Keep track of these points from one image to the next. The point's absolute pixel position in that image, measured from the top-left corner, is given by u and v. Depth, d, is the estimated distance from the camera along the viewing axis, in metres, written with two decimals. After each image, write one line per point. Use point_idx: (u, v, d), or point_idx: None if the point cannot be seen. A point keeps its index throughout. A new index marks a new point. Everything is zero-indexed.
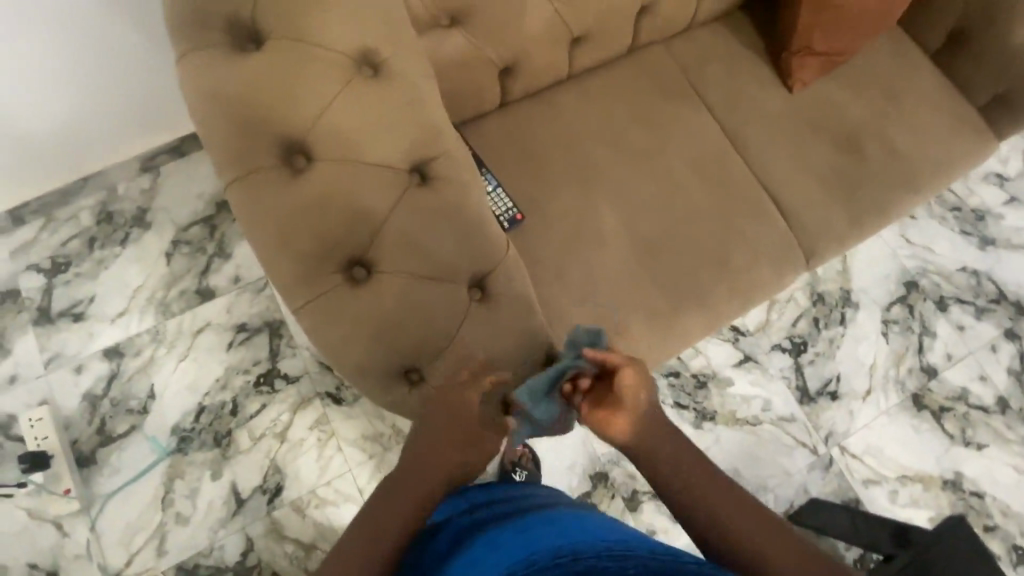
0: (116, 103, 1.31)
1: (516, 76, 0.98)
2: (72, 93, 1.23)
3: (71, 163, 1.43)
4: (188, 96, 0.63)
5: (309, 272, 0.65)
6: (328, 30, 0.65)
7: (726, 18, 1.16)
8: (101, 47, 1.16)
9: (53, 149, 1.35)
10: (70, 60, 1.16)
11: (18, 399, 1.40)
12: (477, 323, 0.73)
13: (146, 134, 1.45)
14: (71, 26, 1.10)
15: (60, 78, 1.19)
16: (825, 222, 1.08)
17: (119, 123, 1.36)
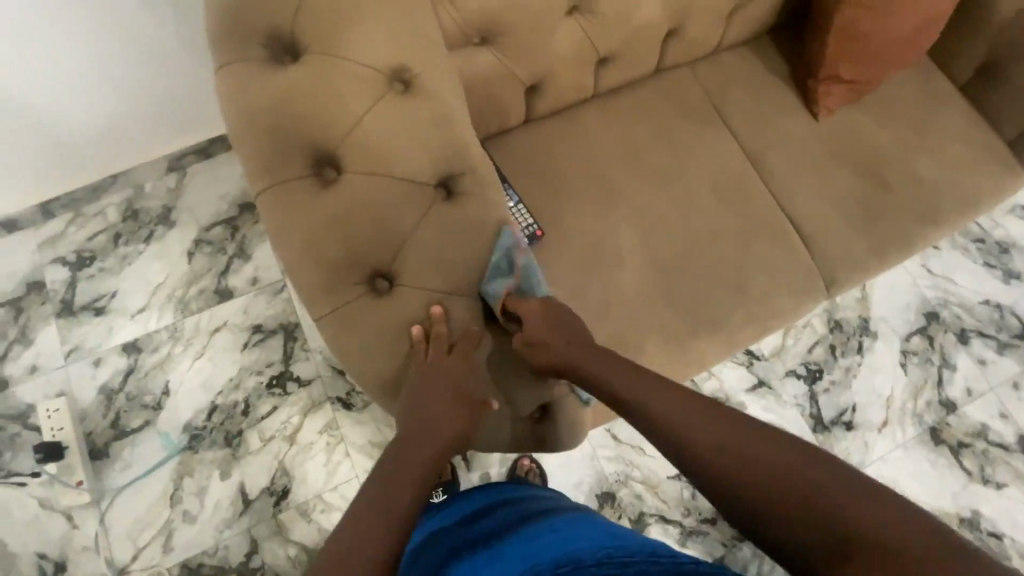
0: (153, 105, 1.35)
1: (541, 93, 0.99)
2: (112, 94, 1.27)
3: (106, 160, 1.47)
4: (224, 105, 0.65)
5: (331, 282, 0.66)
6: (363, 46, 0.66)
7: (753, 43, 1.17)
8: (142, 51, 1.20)
9: (90, 146, 1.39)
10: (112, 63, 1.20)
11: (37, 389, 1.42)
12: (494, 339, 0.74)
13: (179, 135, 1.49)
14: (114, 30, 1.14)
15: (102, 80, 1.23)
16: (847, 250, 1.07)
17: (150, 123, 1.40)
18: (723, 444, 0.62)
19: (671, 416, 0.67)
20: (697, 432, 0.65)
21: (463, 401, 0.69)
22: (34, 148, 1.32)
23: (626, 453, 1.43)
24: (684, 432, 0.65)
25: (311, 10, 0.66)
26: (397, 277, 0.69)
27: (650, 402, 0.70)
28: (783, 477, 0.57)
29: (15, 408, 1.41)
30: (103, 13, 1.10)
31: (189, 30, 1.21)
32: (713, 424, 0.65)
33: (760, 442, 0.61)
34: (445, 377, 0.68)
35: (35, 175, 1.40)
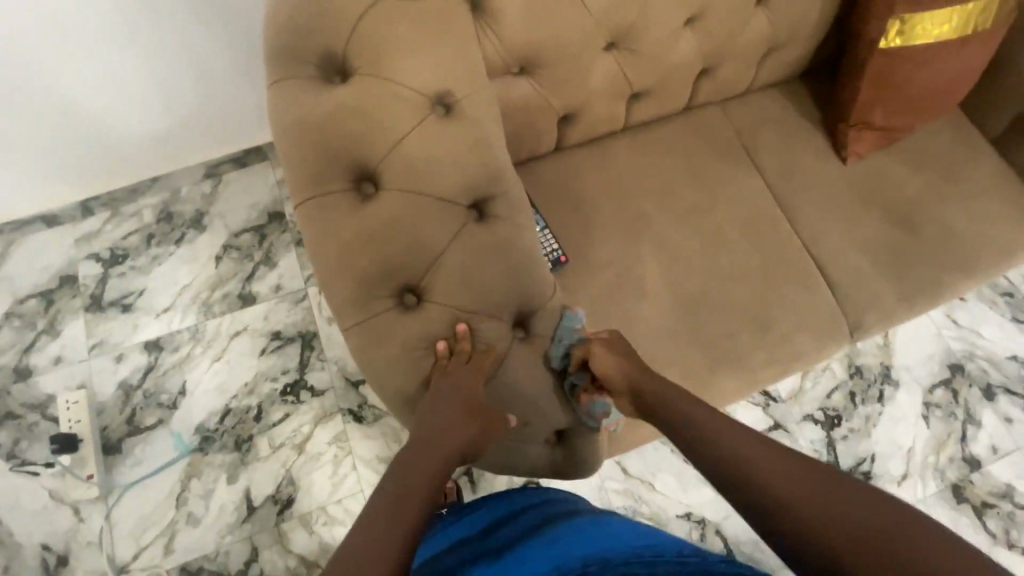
0: (197, 115, 1.42)
1: (574, 124, 1.01)
2: (157, 100, 1.34)
3: (143, 164, 1.52)
4: (275, 119, 0.68)
5: (361, 293, 0.68)
6: (410, 71, 0.69)
7: (784, 87, 1.18)
8: (191, 61, 1.27)
9: (129, 149, 1.44)
10: (162, 71, 1.27)
11: (59, 380, 1.45)
12: (516, 361, 0.75)
13: (217, 144, 1.55)
14: (167, 42, 1.21)
15: (148, 85, 1.29)
16: (873, 296, 1.06)
17: (191, 133, 1.47)
18: (778, 472, 0.63)
19: (725, 442, 0.69)
20: (750, 460, 0.66)
21: (478, 415, 0.69)
22: (75, 148, 1.37)
23: (636, 487, 1.41)
24: (738, 458, 0.67)
25: (364, 34, 0.69)
26: (424, 293, 0.71)
27: (705, 428, 0.72)
28: (838, 509, 0.57)
29: (36, 398, 1.43)
30: (158, 23, 1.17)
31: (238, 44, 1.28)
32: (770, 455, 0.66)
33: (816, 475, 0.62)
34: (461, 393, 0.68)
35: (76, 175, 1.46)
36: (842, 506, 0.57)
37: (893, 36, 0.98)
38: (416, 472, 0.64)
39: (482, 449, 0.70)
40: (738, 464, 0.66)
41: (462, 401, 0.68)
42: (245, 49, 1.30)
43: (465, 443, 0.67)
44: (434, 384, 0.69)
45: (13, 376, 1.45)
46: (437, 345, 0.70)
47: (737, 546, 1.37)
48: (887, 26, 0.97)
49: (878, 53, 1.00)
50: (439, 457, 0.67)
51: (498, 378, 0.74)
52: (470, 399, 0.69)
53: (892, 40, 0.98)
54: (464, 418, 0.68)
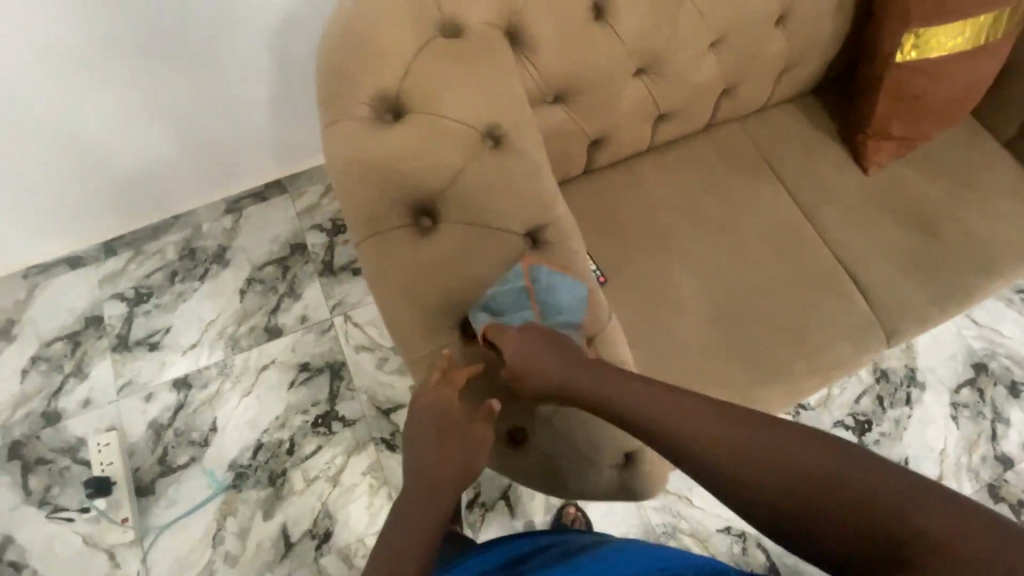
0: (209, 147, 1.42)
1: (603, 148, 1.03)
2: (163, 112, 1.29)
3: (145, 186, 1.45)
4: (334, 160, 0.70)
5: (424, 325, 0.69)
6: (460, 107, 0.71)
7: (800, 101, 1.22)
8: (198, 91, 1.27)
9: (130, 166, 1.38)
10: (170, 75, 1.22)
11: (89, 423, 1.44)
12: None
13: (224, 164, 1.50)
14: (176, 73, 1.22)
15: (154, 92, 1.24)
16: (906, 302, 1.07)
17: (203, 166, 1.48)
18: (755, 458, 0.58)
19: (688, 432, 0.61)
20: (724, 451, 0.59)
21: (460, 437, 0.65)
22: (88, 183, 1.38)
23: (674, 503, 1.40)
24: (711, 450, 0.60)
25: (416, 76, 0.71)
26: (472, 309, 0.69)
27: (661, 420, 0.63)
28: (833, 491, 0.53)
29: (66, 441, 1.42)
30: (165, 55, 1.18)
31: (252, 48, 1.24)
32: (738, 436, 0.59)
33: (792, 447, 0.57)
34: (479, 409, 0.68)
35: (75, 196, 1.39)
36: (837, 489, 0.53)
37: (909, 50, 1.01)
38: (428, 500, 0.63)
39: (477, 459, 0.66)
40: (724, 464, 0.59)
41: (443, 423, 0.65)
42: (260, 56, 1.26)
43: (458, 466, 0.65)
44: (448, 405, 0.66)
45: (41, 421, 1.44)
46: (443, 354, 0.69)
47: (779, 559, 1.36)
48: (903, 41, 1.01)
49: (894, 66, 1.03)
50: (440, 484, 0.64)
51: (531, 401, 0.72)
52: (444, 418, 0.66)
53: (908, 53, 1.02)
54: (448, 441, 0.65)
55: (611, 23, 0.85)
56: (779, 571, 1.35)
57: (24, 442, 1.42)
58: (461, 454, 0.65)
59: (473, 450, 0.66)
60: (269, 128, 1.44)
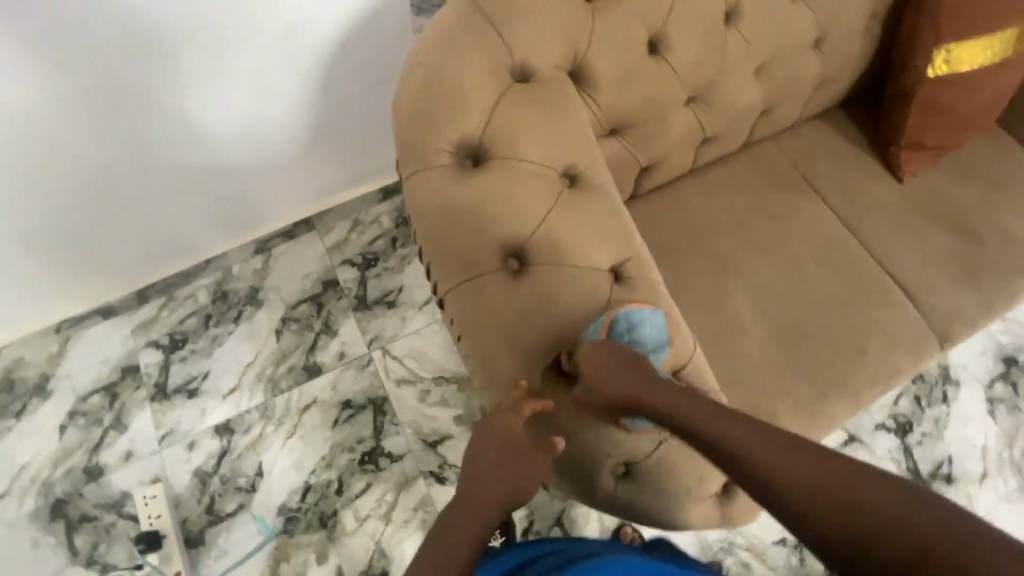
0: (231, 190, 1.42)
1: (652, 174, 1.05)
2: (185, 158, 1.29)
3: (156, 216, 1.39)
4: (421, 208, 0.72)
5: (519, 365, 0.70)
6: (538, 150, 0.73)
7: (829, 116, 1.25)
8: (219, 134, 1.27)
9: (142, 193, 1.31)
10: (195, 96, 1.18)
11: (132, 476, 1.42)
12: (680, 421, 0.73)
13: (240, 195, 1.45)
14: (198, 119, 1.22)
15: (176, 116, 1.19)
16: (955, 307, 1.09)
17: (224, 210, 1.47)
18: (817, 486, 0.56)
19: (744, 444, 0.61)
20: (781, 466, 0.58)
21: (518, 458, 0.66)
22: (111, 233, 1.37)
23: None
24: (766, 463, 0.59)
25: (495, 122, 0.73)
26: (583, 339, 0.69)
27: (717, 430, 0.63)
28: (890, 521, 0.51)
29: (110, 496, 1.40)
30: (186, 101, 1.18)
31: (284, 68, 1.22)
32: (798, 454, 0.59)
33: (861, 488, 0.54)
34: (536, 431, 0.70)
35: (81, 225, 1.31)
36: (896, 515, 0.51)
37: (940, 65, 1.05)
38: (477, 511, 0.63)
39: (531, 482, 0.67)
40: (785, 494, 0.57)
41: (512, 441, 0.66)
42: (291, 77, 1.24)
43: (514, 486, 0.65)
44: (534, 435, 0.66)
45: (83, 477, 1.42)
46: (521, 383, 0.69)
47: None
48: (935, 56, 1.04)
49: (927, 80, 1.07)
50: (492, 498, 0.64)
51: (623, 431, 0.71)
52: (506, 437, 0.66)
53: (940, 68, 1.05)
54: (509, 458, 0.66)
55: (664, 57, 0.88)
56: None
57: (67, 500, 1.40)
58: (515, 472, 0.65)
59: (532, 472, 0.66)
60: (291, 155, 1.42)
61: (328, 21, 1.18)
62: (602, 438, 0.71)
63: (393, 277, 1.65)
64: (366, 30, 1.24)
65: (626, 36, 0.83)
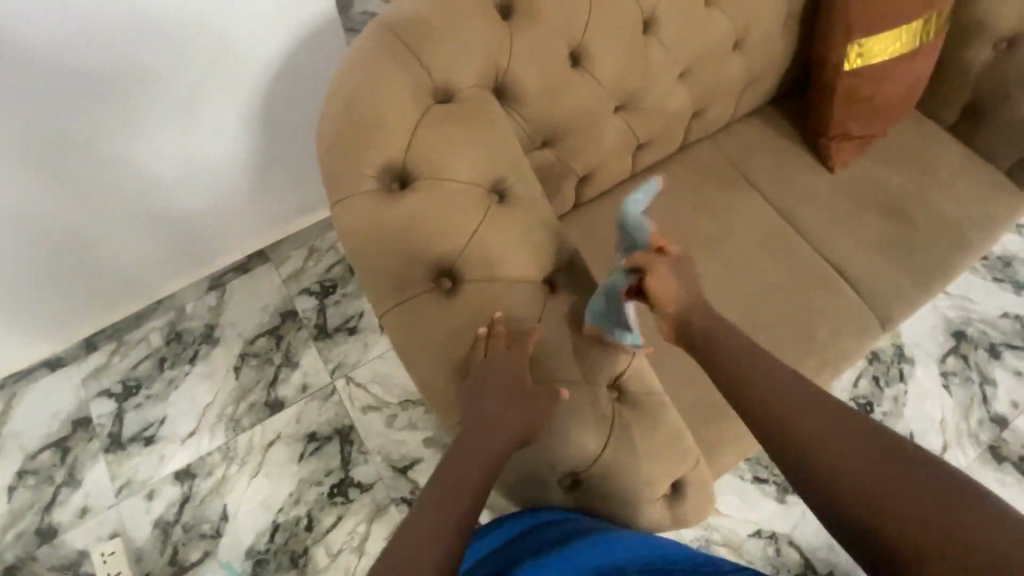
0: (175, 229, 1.39)
1: (592, 182, 1.07)
2: (123, 200, 1.25)
3: (89, 261, 1.32)
4: (350, 234, 0.72)
5: (469, 355, 0.70)
6: (463, 168, 0.74)
7: (761, 114, 1.29)
8: (156, 173, 1.24)
9: (70, 235, 1.25)
10: (124, 138, 1.15)
11: (88, 533, 1.36)
12: (624, 426, 0.74)
13: (181, 230, 1.40)
14: (132, 160, 1.19)
15: (107, 159, 1.16)
16: (893, 289, 1.13)
17: (172, 250, 1.43)
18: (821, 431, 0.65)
19: (792, 419, 0.67)
20: (813, 432, 0.65)
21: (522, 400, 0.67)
22: (49, 285, 1.32)
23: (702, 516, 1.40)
24: (812, 439, 0.65)
25: (418, 143, 0.73)
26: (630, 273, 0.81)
27: (774, 403, 0.70)
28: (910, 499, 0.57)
29: (66, 557, 1.34)
30: (120, 143, 1.15)
31: (212, 97, 1.18)
32: (846, 431, 0.64)
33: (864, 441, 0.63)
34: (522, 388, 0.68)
35: (5, 276, 1.24)
36: (925, 503, 0.56)
37: (854, 59, 1.10)
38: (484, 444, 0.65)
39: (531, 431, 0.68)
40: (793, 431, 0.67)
41: (502, 396, 0.67)
42: (221, 106, 1.21)
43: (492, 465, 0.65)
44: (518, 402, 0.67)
45: (36, 540, 1.35)
46: (477, 330, 0.70)
47: (814, 554, 1.36)
48: (848, 51, 1.09)
49: (844, 75, 1.11)
50: (500, 433, 0.66)
51: (572, 438, 0.71)
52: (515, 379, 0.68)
53: (855, 62, 1.10)
54: (485, 436, 0.66)
55: (587, 69, 0.90)
56: (814, 566, 1.35)
57: (19, 565, 1.32)
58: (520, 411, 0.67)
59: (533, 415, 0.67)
60: (231, 185, 1.38)
61: (253, 46, 1.15)
62: (547, 452, 0.71)
63: (352, 302, 1.63)
64: (295, 54, 1.22)
65: (547, 50, 0.84)
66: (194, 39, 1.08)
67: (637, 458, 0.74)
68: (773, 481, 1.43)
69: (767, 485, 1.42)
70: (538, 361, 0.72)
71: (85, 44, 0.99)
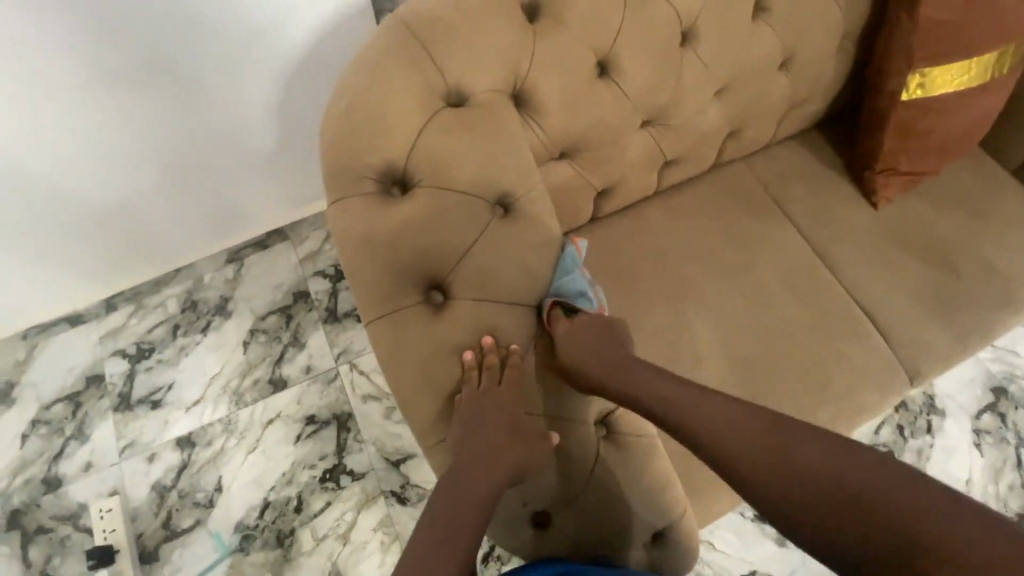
0: (199, 202, 1.40)
1: (611, 197, 1.02)
2: (150, 171, 1.27)
3: (112, 225, 1.34)
4: (343, 238, 0.69)
5: (459, 386, 0.68)
6: (468, 177, 0.70)
7: (804, 138, 1.21)
8: (182, 147, 1.25)
9: (96, 197, 1.27)
10: (154, 111, 1.16)
11: (90, 488, 1.41)
12: (609, 465, 0.71)
13: (206, 204, 1.42)
14: (161, 133, 1.20)
15: (135, 131, 1.18)
16: (927, 342, 1.05)
17: (195, 222, 1.45)
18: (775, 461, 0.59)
19: (734, 446, 0.62)
20: (764, 465, 0.59)
21: (516, 439, 0.66)
22: (76, 247, 1.35)
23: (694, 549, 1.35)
24: (769, 474, 0.59)
25: (423, 147, 0.70)
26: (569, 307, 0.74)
27: (719, 426, 0.64)
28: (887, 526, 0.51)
29: (67, 508, 1.39)
30: (150, 117, 1.16)
31: (243, 74, 1.18)
32: (785, 447, 0.59)
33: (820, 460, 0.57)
34: (510, 423, 0.67)
35: (32, 232, 1.27)
36: (888, 518, 0.51)
37: (914, 89, 1.01)
38: (476, 480, 0.63)
39: (526, 472, 0.65)
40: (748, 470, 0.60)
41: (494, 435, 0.65)
42: (251, 82, 1.20)
43: (485, 507, 0.62)
44: (511, 437, 0.65)
45: (41, 487, 1.40)
46: (464, 356, 0.68)
47: None
48: (908, 81, 1.00)
49: (900, 105, 1.03)
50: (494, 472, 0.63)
51: (552, 473, 0.69)
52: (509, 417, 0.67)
53: (914, 92, 1.01)
54: (480, 475, 0.63)
55: (615, 79, 0.85)
56: None
57: (24, 510, 1.38)
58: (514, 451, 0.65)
59: (527, 456, 0.65)
60: (255, 162, 1.38)
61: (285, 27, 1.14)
62: (529, 488, 0.68)
63: None
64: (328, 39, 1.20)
65: (571, 58, 0.80)
66: (228, 16, 1.07)
67: (619, 501, 0.70)
68: None
69: (767, 526, 1.36)
70: (526, 392, 0.70)
71: (119, 18, 0.99)
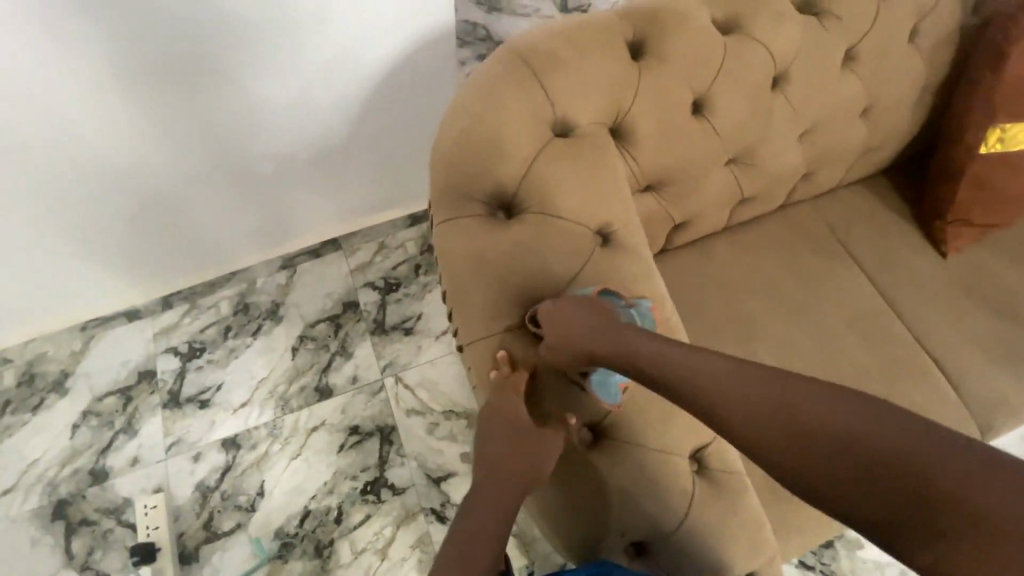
0: (258, 206, 1.44)
1: (685, 231, 1.03)
2: (218, 173, 1.31)
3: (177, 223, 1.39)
4: (448, 257, 0.72)
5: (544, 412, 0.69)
6: (571, 206, 0.72)
7: (872, 183, 1.21)
8: (251, 151, 1.30)
9: (152, 200, 1.30)
10: (225, 114, 1.20)
11: (136, 482, 1.42)
12: (700, 501, 0.70)
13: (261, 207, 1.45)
14: (233, 137, 1.25)
15: (207, 133, 1.22)
16: (999, 397, 1.03)
17: (253, 225, 1.49)
18: (775, 422, 0.53)
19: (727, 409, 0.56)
20: (767, 435, 0.54)
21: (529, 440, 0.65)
22: (140, 242, 1.39)
23: None
24: (773, 439, 0.53)
25: (531, 174, 0.72)
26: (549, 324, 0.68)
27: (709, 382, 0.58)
28: (898, 481, 0.47)
29: (111, 501, 1.40)
30: (223, 121, 1.21)
31: (289, 78, 1.19)
32: (815, 433, 0.52)
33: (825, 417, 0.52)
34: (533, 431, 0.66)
35: (106, 226, 1.32)
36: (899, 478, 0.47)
37: (993, 143, 1.01)
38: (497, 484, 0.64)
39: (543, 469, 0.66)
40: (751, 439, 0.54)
41: (504, 437, 0.66)
42: (304, 87, 1.22)
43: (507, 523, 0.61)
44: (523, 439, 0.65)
45: (88, 479, 1.42)
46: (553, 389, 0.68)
47: None
48: (987, 134, 1.01)
49: (979, 158, 1.03)
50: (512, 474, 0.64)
51: (645, 507, 0.68)
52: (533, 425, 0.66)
53: (993, 145, 1.02)
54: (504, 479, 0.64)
55: (707, 118, 0.87)
56: None
57: (70, 500, 1.40)
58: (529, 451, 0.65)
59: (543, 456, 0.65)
60: (301, 165, 1.39)
61: (342, 27, 1.14)
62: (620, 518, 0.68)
63: (413, 303, 1.64)
64: (381, 38, 1.20)
65: (670, 95, 0.82)
66: (308, 28, 1.12)
67: (708, 539, 0.70)
68: (819, 570, 1.32)
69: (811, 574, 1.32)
70: (620, 420, 0.70)
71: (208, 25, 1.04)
